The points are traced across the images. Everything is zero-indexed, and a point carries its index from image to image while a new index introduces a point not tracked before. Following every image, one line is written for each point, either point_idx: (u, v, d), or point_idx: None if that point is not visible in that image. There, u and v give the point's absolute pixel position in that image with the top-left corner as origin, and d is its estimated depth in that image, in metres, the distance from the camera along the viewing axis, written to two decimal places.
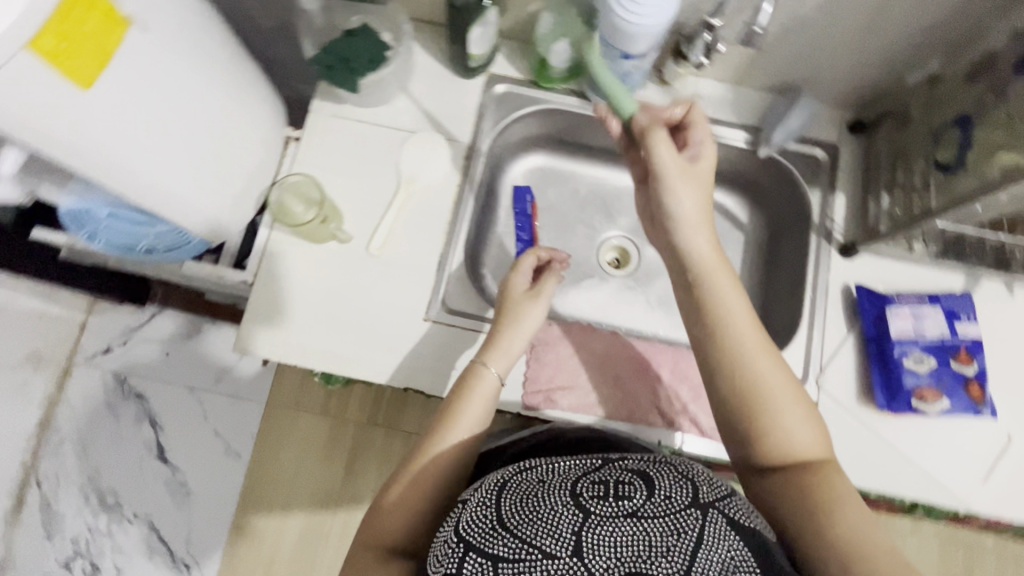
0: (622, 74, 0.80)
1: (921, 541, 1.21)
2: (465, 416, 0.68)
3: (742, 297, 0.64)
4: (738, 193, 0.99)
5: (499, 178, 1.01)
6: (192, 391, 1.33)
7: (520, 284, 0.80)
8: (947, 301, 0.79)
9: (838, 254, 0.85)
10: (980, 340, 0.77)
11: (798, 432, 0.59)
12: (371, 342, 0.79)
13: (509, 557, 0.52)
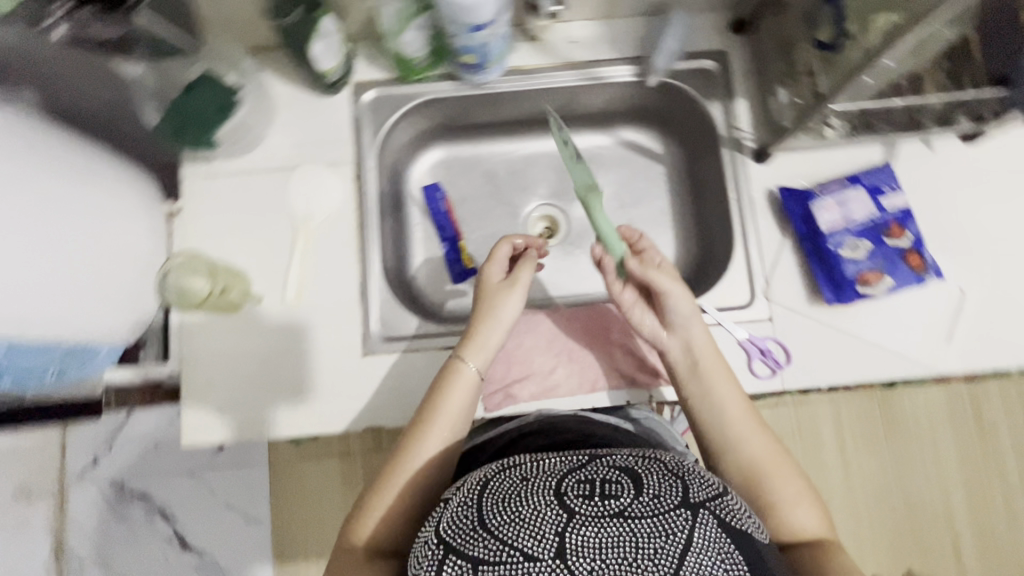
0: (478, 47, 0.75)
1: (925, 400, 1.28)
2: (444, 415, 0.67)
3: (735, 387, 0.69)
4: (645, 126, 0.96)
5: (404, 184, 0.97)
6: (192, 475, 1.25)
7: (495, 273, 0.76)
8: (868, 179, 0.77)
9: (754, 162, 0.83)
10: (909, 209, 0.76)
11: (799, 510, 0.62)
12: (317, 394, 0.77)
13: (490, 560, 0.50)
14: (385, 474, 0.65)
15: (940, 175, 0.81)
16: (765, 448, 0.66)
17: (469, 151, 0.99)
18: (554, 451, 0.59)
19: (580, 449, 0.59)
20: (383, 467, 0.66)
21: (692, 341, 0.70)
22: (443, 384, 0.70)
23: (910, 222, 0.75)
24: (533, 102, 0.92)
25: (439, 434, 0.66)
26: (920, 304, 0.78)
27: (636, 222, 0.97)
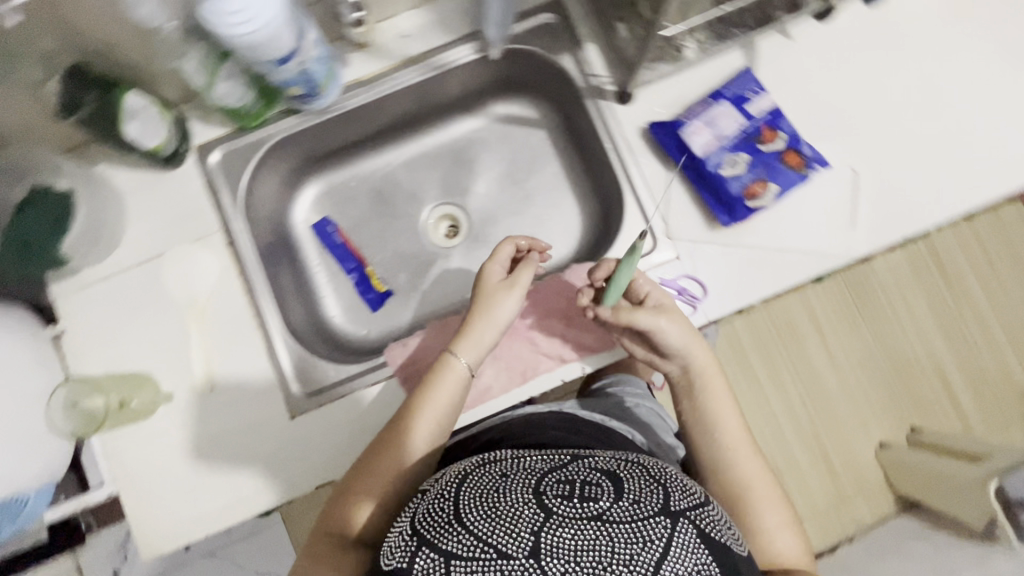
0: (294, 78, 0.71)
1: (823, 297, 1.54)
2: (430, 406, 0.69)
3: (735, 409, 0.73)
4: (512, 97, 0.93)
5: (292, 228, 0.93)
6: (212, 555, 1.15)
7: (495, 272, 0.74)
8: (729, 90, 0.75)
9: (619, 105, 0.80)
10: (776, 108, 0.73)
11: (782, 540, 0.67)
12: (259, 469, 0.75)
13: (464, 555, 0.49)
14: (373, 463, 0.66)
15: (803, 61, 0.79)
16: (756, 470, 0.70)
17: (348, 175, 0.96)
18: (537, 452, 0.60)
19: (561, 452, 0.60)
20: (371, 454, 0.67)
21: (692, 363, 0.72)
22: (436, 377, 0.70)
23: (780, 122, 0.74)
24: (390, 107, 0.88)
25: (427, 426, 0.68)
26: (816, 197, 0.77)
27: (535, 195, 0.95)
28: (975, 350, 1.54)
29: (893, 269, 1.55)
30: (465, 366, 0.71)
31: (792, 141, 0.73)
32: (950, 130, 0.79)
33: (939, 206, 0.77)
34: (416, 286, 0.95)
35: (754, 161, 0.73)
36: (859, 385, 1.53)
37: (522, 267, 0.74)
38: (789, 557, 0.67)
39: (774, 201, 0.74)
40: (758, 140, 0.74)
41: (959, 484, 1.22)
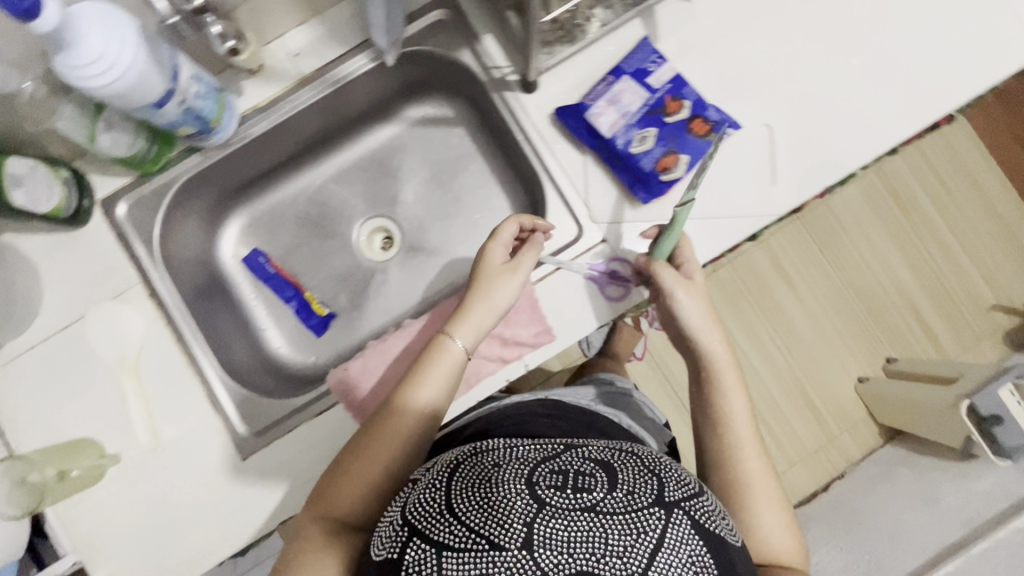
0: (182, 118, 0.68)
1: (800, 230, 1.56)
2: (423, 389, 0.67)
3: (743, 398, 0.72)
4: (424, 98, 0.91)
5: (221, 265, 0.91)
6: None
7: (498, 254, 0.72)
8: (628, 65, 0.73)
9: (525, 93, 0.78)
10: (677, 77, 0.72)
11: (775, 536, 0.66)
12: (218, 517, 0.74)
13: (455, 546, 0.46)
14: (365, 445, 0.65)
15: (702, 21, 0.78)
16: (760, 470, 0.69)
17: (270, 203, 0.94)
18: (532, 442, 0.57)
19: (556, 441, 0.57)
20: (361, 436, 0.66)
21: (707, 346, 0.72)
22: (431, 359, 0.69)
23: (682, 90, 0.72)
24: (299, 128, 0.86)
25: (422, 411, 0.67)
26: (730, 162, 0.76)
27: (464, 195, 0.93)
28: (939, 272, 1.57)
29: (850, 204, 1.57)
30: (463, 350, 0.69)
31: (697, 107, 0.71)
32: (861, 68, 0.77)
33: (858, 149, 0.76)
34: (358, 304, 0.93)
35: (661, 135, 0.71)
36: (830, 320, 1.55)
37: (524, 249, 0.73)
38: (781, 552, 0.66)
39: (689, 171, 0.72)
40: (664, 112, 0.71)
41: (929, 408, 1.28)
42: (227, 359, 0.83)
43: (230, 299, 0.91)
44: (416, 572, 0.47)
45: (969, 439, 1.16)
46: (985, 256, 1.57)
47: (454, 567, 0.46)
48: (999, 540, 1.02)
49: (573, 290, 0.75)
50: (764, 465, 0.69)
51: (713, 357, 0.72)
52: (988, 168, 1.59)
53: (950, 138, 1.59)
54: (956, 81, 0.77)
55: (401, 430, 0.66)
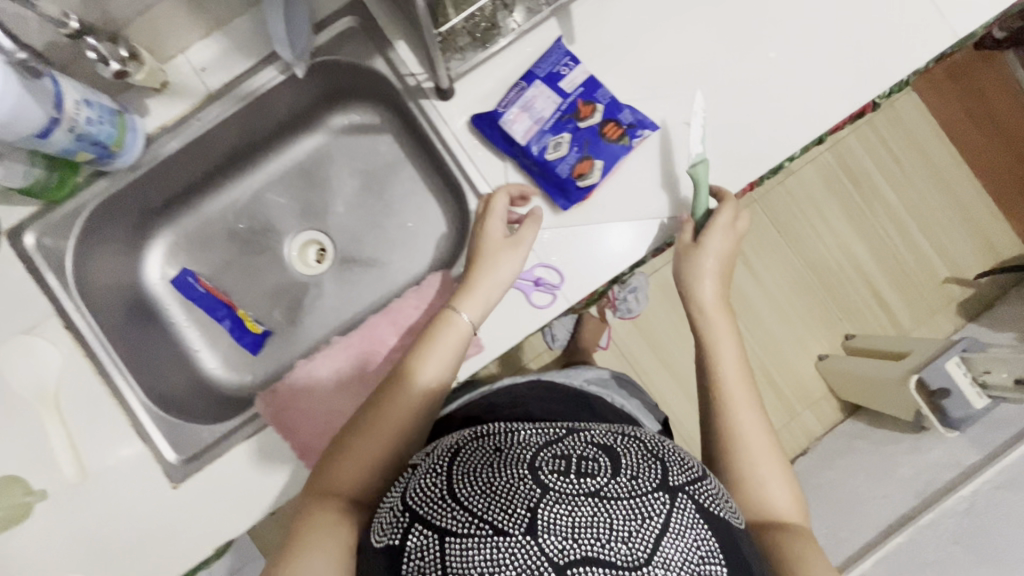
0: (77, 146, 0.66)
1: (796, 184, 1.54)
2: (426, 366, 0.67)
3: (737, 351, 0.71)
4: (347, 106, 0.89)
5: (149, 288, 0.89)
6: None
7: (497, 231, 0.71)
8: (541, 70, 0.73)
9: (443, 100, 0.76)
10: (588, 80, 0.73)
11: (775, 492, 0.66)
12: (150, 547, 0.73)
13: (458, 531, 0.47)
14: (369, 421, 0.65)
15: (618, 20, 0.76)
16: (757, 425, 0.68)
17: (196, 221, 0.91)
18: (532, 426, 0.57)
19: (557, 425, 0.57)
20: (364, 416, 0.65)
21: (699, 292, 0.72)
22: (435, 335, 0.68)
23: (594, 93, 0.73)
24: (216, 144, 0.83)
25: (425, 388, 0.66)
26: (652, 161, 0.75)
27: (395, 204, 0.91)
28: (895, 251, 1.53)
29: (805, 184, 1.54)
30: (469, 325, 0.69)
31: (610, 110, 0.72)
32: (780, 60, 0.76)
33: (780, 142, 0.75)
34: (294, 319, 0.92)
35: (575, 141, 0.72)
36: (788, 301, 1.53)
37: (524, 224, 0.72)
38: (782, 510, 0.65)
39: (606, 176, 0.73)
40: (577, 117, 0.73)
41: (879, 381, 1.27)
42: (157, 386, 0.82)
43: (160, 323, 0.89)
44: (418, 557, 0.48)
45: (919, 412, 1.17)
46: (940, 234, 1.54)
47: (458, 552, 0.46)
48: (947, 510, 1.03)
49: (575, 254, 0.74)
50: (760, 422, 0.69)
51: (707, 309, 0.72)
52: (941, 146, 1.54)
53: (900, 115, 1.54)
54: (875, 69, 0.76)
55: (404, 406, 0.65)
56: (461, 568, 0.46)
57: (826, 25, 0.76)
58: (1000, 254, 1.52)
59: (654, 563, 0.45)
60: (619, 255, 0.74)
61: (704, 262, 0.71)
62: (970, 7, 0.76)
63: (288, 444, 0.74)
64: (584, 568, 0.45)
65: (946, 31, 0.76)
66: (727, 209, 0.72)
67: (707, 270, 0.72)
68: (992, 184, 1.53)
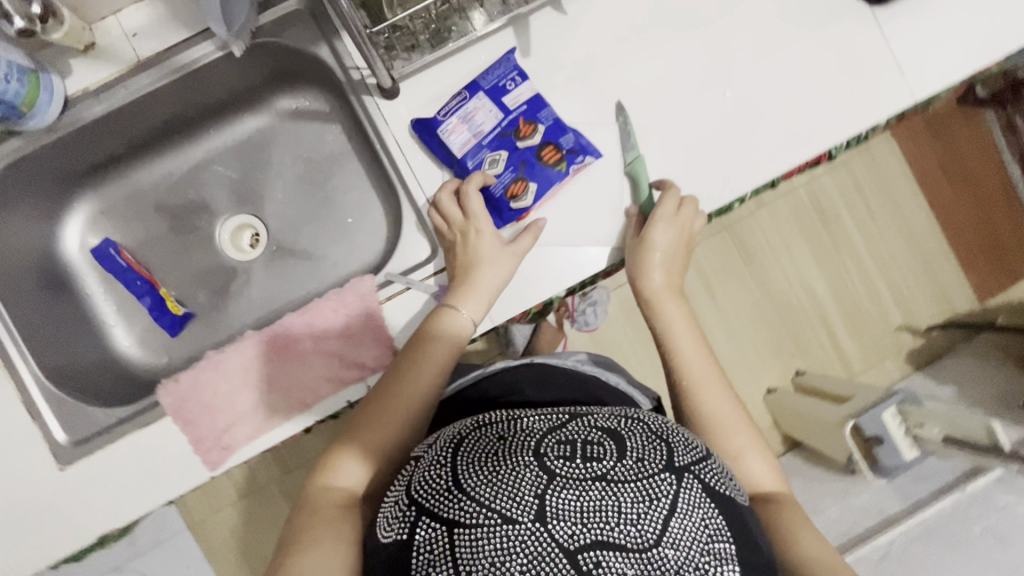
0: None
1: (772, 211, 1.43)
2: (425, 366, 0.66)
3: (693, 337, 0.72)
4: (295, 90, 0.85)
5: (67, 255, 0.85)
6: (120, 569, 1.27)
7: (491, 241, 0.70)
8: (486, 83, 0.72)
9: (387, 100, 0.74)
10: (532, 99, 0.72)
11: (755, 468, 0.66)
12: (29, 530, 0.70)
13: (466, 522, 0.45)
14: (373, 419, 0.65)
15: (576, 40, 0.74)
16: (726, 405, 0.69)
17: (126, 191, 0.88)
18: (535, 412, 0.55)
19: (560, 410, 0.55)
20: (368, 411, 0.66)
21: (646, 284, 0.71)
22: (435, 332, 0.68)
23: (537, 113, 0.72)
24: (147, 114, 0.79)
25: (427, 385, 0.66)
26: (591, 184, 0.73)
27: (336, 197, 0.88)
28: (856, 294, 1.45)
29: (775, 217, 1.44)
30: (471, 325, 0.68)
31: (550, 134, 0.71)
32: (736, 100, 0.74)
33: (727, 183, 0.74)
34: (219, 304, 0.88)
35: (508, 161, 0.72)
36: (745, 334, 1.43)
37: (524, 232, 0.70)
38: (761, 483, 0.65)
39: (540, 201, 0.72)
40: (517, 135, 0.72)
41: (821, 424, 1.22)
42: (60, 360, 0.78)
43: (74, 293, 0.85)
44: (427, 552, 0.45)
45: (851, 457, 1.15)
46: (899, 281, 1.46)
47: (468, 544, 0.44)
48: (861, 556, 1.01)
49: (540, 261, 0.72)
50: (731, 401, 0.69)
51: (656, 294, 0.72)
52: (911, 195, 1.46)
53: (874, 155, 1.45)
54: (832, 121, 0.75)
55: (406, 403, 0.65)
56: (473, 562, 0.44)
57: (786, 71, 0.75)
58: (954, 308, 1.47)
59: (664, 544, 0.44)
60: (560, 271, 0.72)
61: (658, 251, 0.70)
62: (932, 69, 0.75)
63: (184, 434, 0.71)
64: (596, 553, 0.43)
65: (904, 91, 0.75)
66: (668, 200, 0.70)
67: (654, 263, 0.70)
68: (953, 241, 1.47)
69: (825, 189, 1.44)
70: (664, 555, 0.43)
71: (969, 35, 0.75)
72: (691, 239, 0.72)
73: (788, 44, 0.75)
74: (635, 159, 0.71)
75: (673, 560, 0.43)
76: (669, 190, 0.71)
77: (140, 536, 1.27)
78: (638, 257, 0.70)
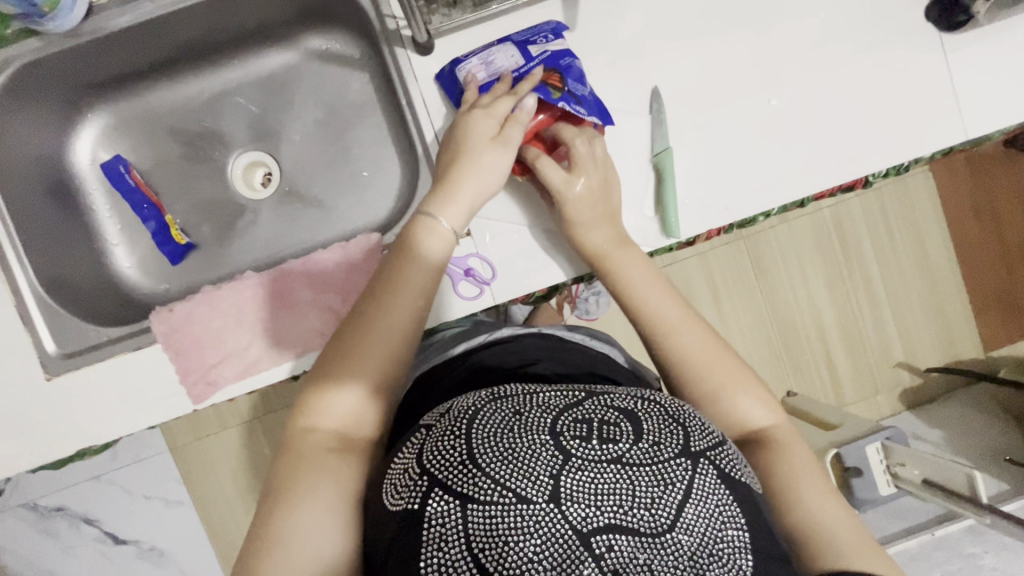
0: None
1: (792, 227, 1.40)
2: (406, 283, 0.63)
3: (654, 282, 0.67)
4: (328, 30, 0.82)
5: (76, 168, 0.84)
6: (99, 480, 1.30)
7: (486, 126, 0.66)
8: (518, 35, 0.70)
9: (420, 55, 0.71)
10: (560, 52, 0.68)
11: (752, 409, 0.61)
12: (9, 437, 0.70)
13: (480, 498, 0.44)
14: (351, 351, 0.61)
15: (628, 21, 0.71)
16: (702, 342, 0.64)
17: (143, 108, 0.86)
18: (551, 388, 0.53)
19: (575, 388, 0.53)
20: (347, 337, 0.62)
21: (589, 245, 0.67)
22: (417, 244, 0.65)
23: (559, 61, 0.68)
24: (174, 32, 0.77)
25: (412, 303, 0.63)
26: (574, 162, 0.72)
27: (353, 148, 0.85)
28: (861, 324, 1.43)
29: (796, 234, 1.40)
30: (451, 233, 0.66)
31: (572, 75, 0.67)
32: (781, 110, 0.71)
33: (756, 195, 0.71)
34: (223, 239, 0.87)
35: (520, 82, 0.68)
36: (743, 345, 1.41)
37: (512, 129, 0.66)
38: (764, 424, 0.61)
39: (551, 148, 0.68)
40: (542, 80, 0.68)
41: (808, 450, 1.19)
42: (59, 271, 0.77)
43: (77, 205, 0.84)
44: (439, 525, 0.44)
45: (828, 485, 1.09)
46: (907, 317, 1.43)
47: (480, 520, 0.44)
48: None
49: (525, 242, 0.71)
50: (705, 335, 0.64)
51: (600, 253, 0.67)
52: (936, 229, 1.42)
53: (907, 189, 1.41)
54: (876, 147, 0.71)
55: (391, 324, 0.62)
56: (486, 539, 0.43)
57: (840, 88, 0.71)
58: (958, 354, 1.44)
59: (678, 529, 0.43)
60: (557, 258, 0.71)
61: (577, 193, 0.66)
62: (992, 109, 0.71)
63: (173, 364, 0.71)
64: (608, 537, 0.42)
65: (958, 128, 0.72)
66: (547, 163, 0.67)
67: (585, 221, 0.67)
68: (971, 286, 1.44)
69: (853, 209, 1.40)
70: (676, 540, 0.43)
71: None
72: (604, 183, 0.68)
73: (847, 59, 0.71)
74: (662, 152, 0.70)
75: (687, 546, 0.42)
76: (539, 161, 0.68)
77: (120, 454, 1.29)
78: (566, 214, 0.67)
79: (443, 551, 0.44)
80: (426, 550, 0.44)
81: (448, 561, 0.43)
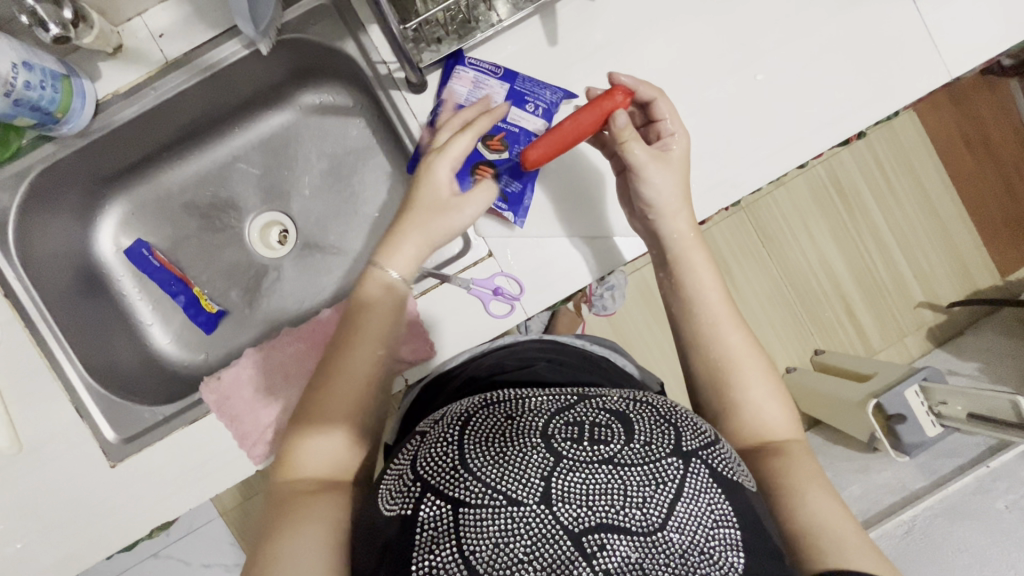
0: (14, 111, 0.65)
1: (789, 190, 1.41)
2: (363, 330, 0.62)
3: (718, 285, 0.67)
4: (320, 85, 0.86)
5: (100, 257, 0.87)
6: (157, 556, 1.32)
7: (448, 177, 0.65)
8: (522, 84, 0.72)
9: (414, 92, 0.74)
10: (524, 133, 0.72)
11: (773, 404, 0.62)
12: (77, 529, 0.72)
13: (471, 502, 0.44)
14: (315, 405, 0.60)
15: (610, 24, 0.74)
16: (732, 327, 0.65)
17: (156, 191, 0.89)
18: (544, 391, 0.53)
19: (569, 391, 0.53)
20: (317, 389, 0.61)
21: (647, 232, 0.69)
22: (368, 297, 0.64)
23: (515, 145, 0.72)
24: (177, 114, 0.80)
25: (374, 348, 0.62)
26: (579, 160, 0.74)
27: (360, 193, 0.88)
28: (873, 270, 1.44)
29: (794, 196, 1.42)
30: (402, 283, 0.65)
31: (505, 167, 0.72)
32: (770, 82, 0.73)
33: (757, 167, 0.73)
34: (250, 301, 0.89)
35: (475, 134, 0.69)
36: (758, 310, 1.42)
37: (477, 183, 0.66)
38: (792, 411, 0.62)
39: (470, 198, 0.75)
40: (486, 141, 0.72)
41: (843, 403, 1.19)
42: (103, 360, 0.80)
43: (107, 293, 0.86)
44: (432, 528, 0.44)
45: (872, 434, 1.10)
46: (918, 256, 1.44)
47: (472, 523, 0.43)
48: (885, 533, 0.98)
49: (546, 254, 0.73)
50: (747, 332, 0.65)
51: (680, 245, 0.68)
52: (930, 166, 1.43)
53: (896, 134, 1.42)
54: (866, 100, 0.73)
55: (356, 370, 0.61)
56: (478, 540, 0.43)
57: (824, 52, 0.73)
58: (976, 284, 1.45)
59: (669, 527, 0.42)
60: (575, 265, 0.73)
61: (675, 147, 0.68)
62: (972, 46, 0.73)
63: (230, 431, 0.72)
64: (600, 535, 0.42)
65: (941, 69, 0.74)
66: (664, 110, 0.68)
67: (674, 208, 0.68)
68: (976, 216, 1.45)
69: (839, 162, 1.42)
70: (668, 538, 0.42)
71: (1009, 9, 0.73)
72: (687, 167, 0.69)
73: (826, 21, 0.74)
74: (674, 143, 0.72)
75: (678, 544, 0.42)
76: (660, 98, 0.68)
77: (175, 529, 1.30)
78: (652, 174, 0.66)
79: (435, 553, 0.43)
80: (418, 554, 0.43)
81: (440, 563, 0.43)
